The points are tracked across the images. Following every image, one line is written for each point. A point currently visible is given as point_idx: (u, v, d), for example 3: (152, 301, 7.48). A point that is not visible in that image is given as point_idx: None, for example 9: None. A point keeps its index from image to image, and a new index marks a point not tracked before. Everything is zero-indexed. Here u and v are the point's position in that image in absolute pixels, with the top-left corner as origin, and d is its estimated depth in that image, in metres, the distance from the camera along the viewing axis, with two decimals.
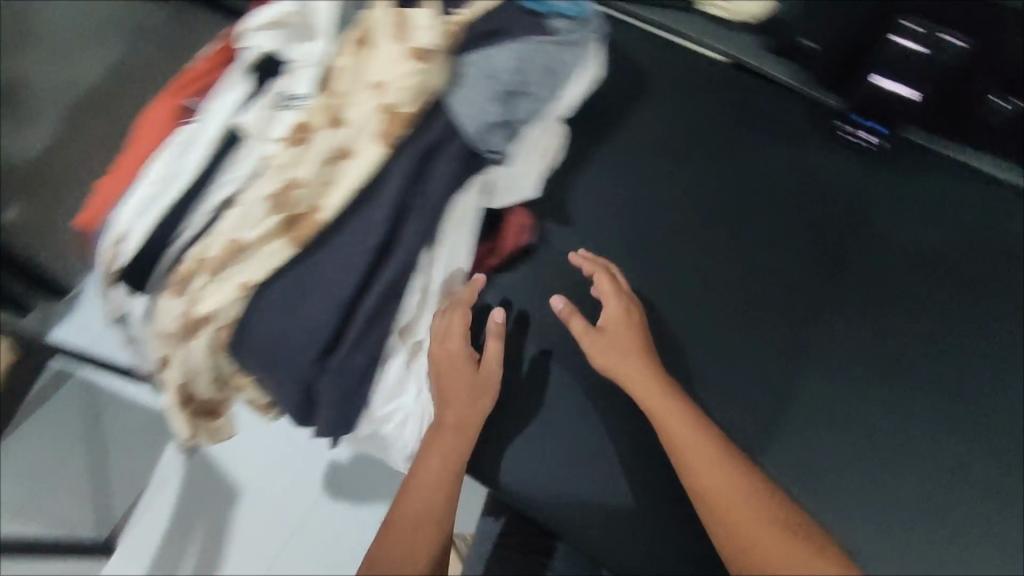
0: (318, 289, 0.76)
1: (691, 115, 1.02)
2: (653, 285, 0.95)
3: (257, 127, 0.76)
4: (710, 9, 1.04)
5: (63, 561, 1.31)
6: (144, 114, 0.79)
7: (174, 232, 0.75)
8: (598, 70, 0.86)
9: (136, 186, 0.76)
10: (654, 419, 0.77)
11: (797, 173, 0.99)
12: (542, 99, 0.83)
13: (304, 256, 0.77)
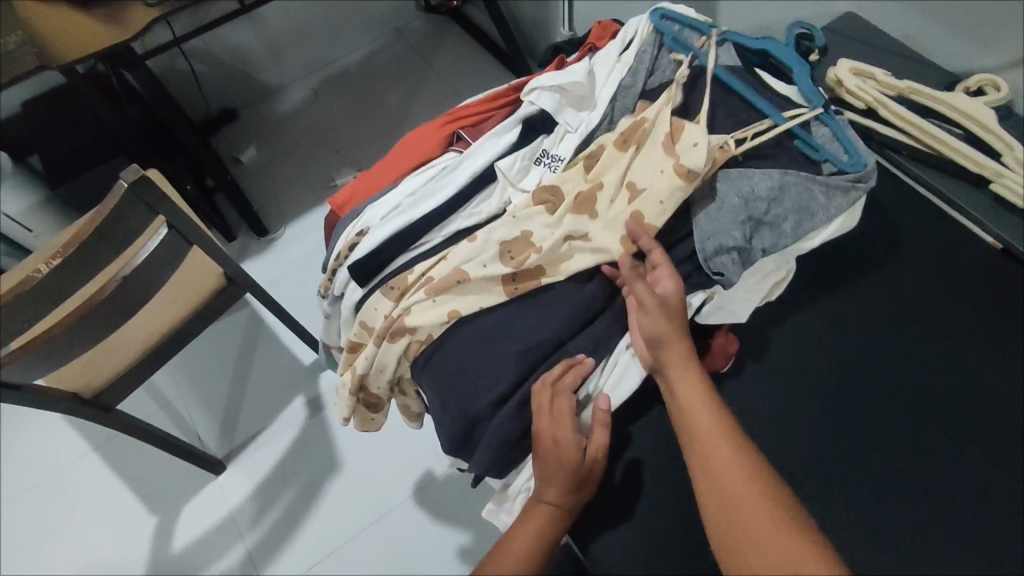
0: (515, 344, 0.70)
1: (936, 273, 0.86)
2: (852, 452, 0.80)
3: (512, 174, 0.73)
4: (1001, 191, 0.81)
5: (183, 463, 1.41)
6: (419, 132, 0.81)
7: (406, 247, 0.73)
8: (854, 220, 0.73)
9: (390, 193, 0.76)
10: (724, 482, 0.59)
11: None
12: (784, 233, 0.71)
13: (512, 305, 0.71)
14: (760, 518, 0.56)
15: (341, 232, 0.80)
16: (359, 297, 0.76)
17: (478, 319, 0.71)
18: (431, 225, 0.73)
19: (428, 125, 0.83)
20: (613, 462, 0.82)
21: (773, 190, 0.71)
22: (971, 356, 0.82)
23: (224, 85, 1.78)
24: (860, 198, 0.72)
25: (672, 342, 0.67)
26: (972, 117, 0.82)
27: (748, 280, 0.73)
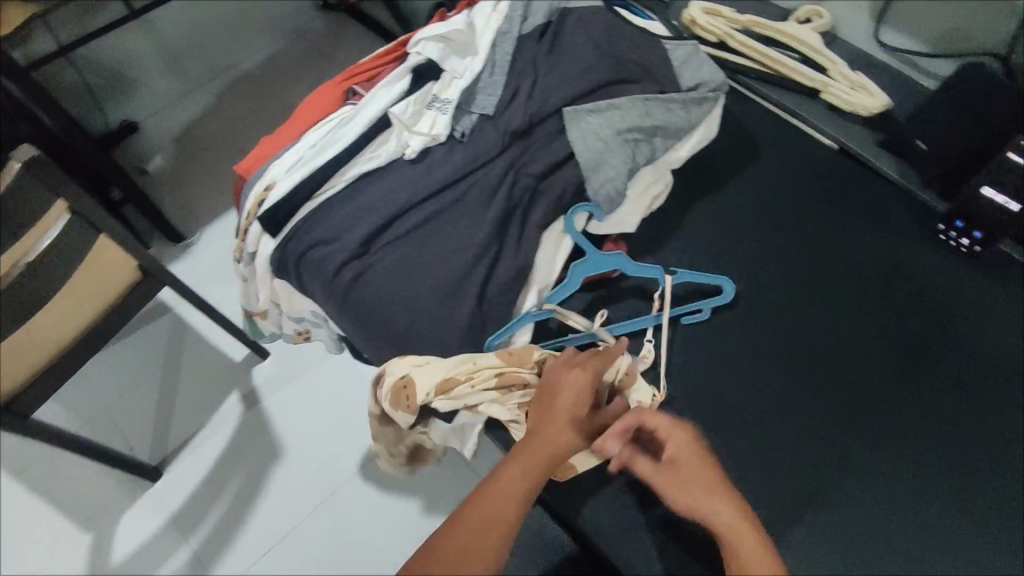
0: (424, 272, 0.75)
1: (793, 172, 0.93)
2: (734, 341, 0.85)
3: (405, 119, 0.79)
4: (829, 98, 0.92)
5: (112, 476, 1.36)
6: (317, 93, 0.85)
7: (313, 195, 0.78)
8: (712, 131, 0.84)
9: (292, 148, 0.80)
10: None
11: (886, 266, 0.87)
12: (657, 148, 0.83)
13: (415, 235, 0.76)
14: None
15: (250, 193, 0.82)
16: (272, 249, 0.79)
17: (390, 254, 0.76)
18: (334, 170, 0.78)
19: (325, 87, 0.87)
20: None
21: (638, 108, 0.80)
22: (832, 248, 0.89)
23: (121, 94, 1.73)
24: (714, 108, 0.84)
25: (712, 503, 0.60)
26: (801, 41, 0.94)
27: (633, 193, 0.82)
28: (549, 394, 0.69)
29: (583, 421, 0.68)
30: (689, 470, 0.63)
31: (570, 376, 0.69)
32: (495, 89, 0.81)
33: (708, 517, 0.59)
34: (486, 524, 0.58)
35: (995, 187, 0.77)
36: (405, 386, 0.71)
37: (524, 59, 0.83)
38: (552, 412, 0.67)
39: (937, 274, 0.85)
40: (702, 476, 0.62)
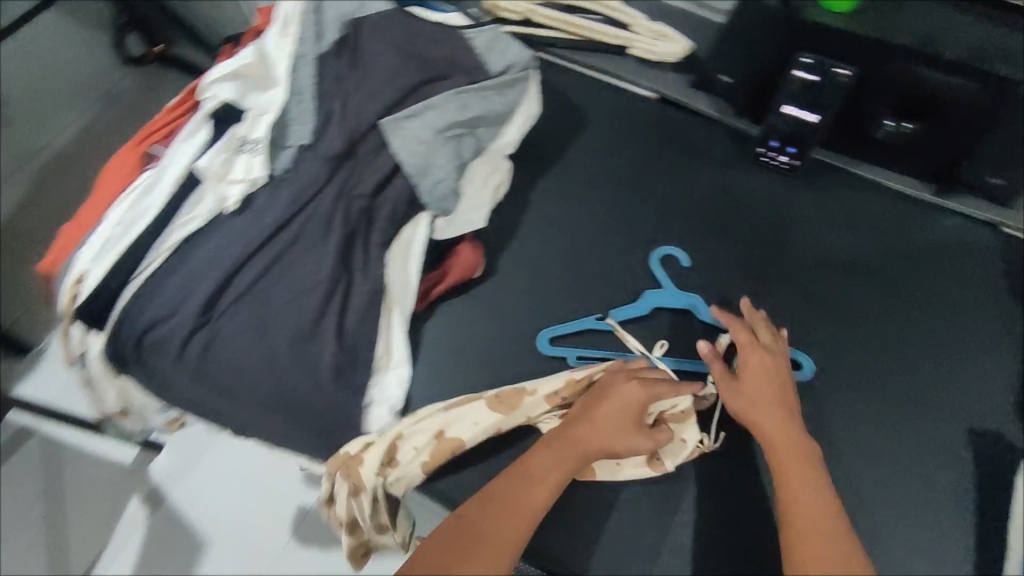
0: (273, 324, 0.70)
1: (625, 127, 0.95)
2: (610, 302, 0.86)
3: (213, 169, 0.73)
4: (635, 51, 0.97)
5: None
6: (112, 163, 0.77)
7: (130, 275, 0.70)
8: (535, 107, 0.84)
9: (96, 231, 0.72)
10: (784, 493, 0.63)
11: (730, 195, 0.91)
12: (484, 137, 0.81)
13: (255, 288, 0.71)
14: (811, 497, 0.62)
15: (61, 291, 0.74)
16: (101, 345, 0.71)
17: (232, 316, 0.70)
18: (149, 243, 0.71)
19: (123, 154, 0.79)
20: None
21: (453, 102, 0.78)
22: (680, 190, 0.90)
23: None
24: (528, 82, 0.83)
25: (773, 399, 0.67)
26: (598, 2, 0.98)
27: (472, 188, 0.81)
28: (598, 402, 0.68)
29: (639, 431, 0.66)
30: (761, 388, 0.68)
31: (629, 385, 0.68)
32: (306, 116, 0.77)
33: (755, 412, 0.67)
34: (506, 514, 0.62)
35: (794, 104, 0.85)
36: (393, 445, 0.68)
37: (327, 78, 0.79)
38: (596, 420, 0.67)
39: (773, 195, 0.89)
40: (763, 411, 0.67)
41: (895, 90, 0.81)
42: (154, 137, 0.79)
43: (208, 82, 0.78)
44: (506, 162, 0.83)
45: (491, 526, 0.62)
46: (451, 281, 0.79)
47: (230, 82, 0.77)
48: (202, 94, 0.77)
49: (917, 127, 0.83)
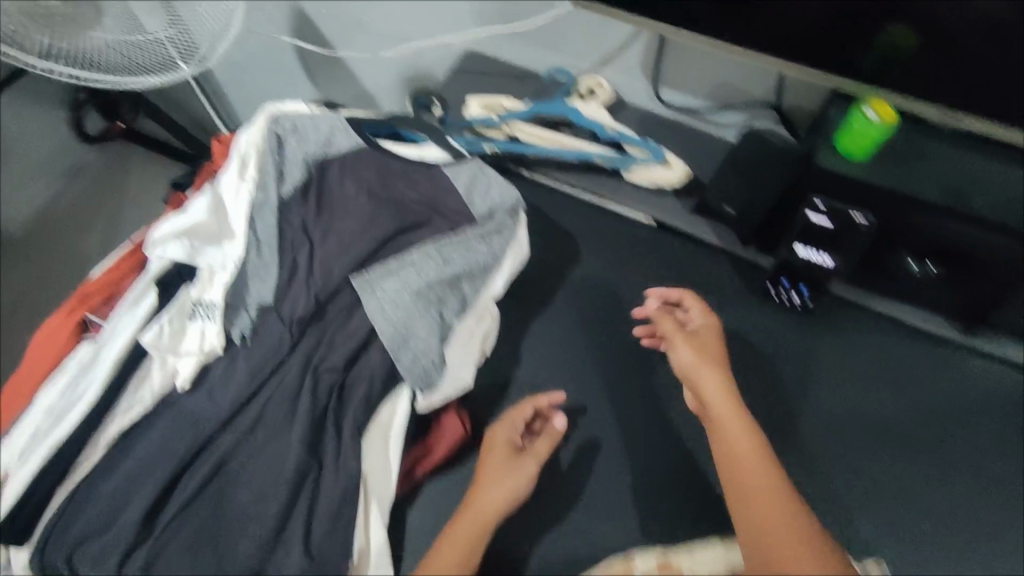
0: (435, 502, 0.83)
1: (866, 403, 0.90)
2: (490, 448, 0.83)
3: (396, 260, 0.85)
4: (911, 314, 0.94)
5: None
6: (464, 315, 0.85)
7: (428, 386, 0.80)
8: (481, 279, 0.88)
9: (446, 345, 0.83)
10: (738, 489, 0.69)
11: (978, 560, 0.81)
12: (471, 278, 0.86)
13: (435, 417, 0.85)
14: (772, 490, 0.67)
15: (354, 410, 0.79)
16: (394, 460, 0.79)
17: (393, 448, 0.79)
18: (434, 369, 0.80)
19: (466, 302, 0.86)
20: (439, 485, 0.84)
21: (449, 275, 0.84)
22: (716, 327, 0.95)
23: None
24: (495, 256, 0.88)
25: (717, 396, 0.76)
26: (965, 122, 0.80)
27: (464, 313, 0.85)
28: (483, 465, 0.81)
29: (517, 468, 0.79)
30: (702, 383, 0.78)
31: (510, 466, 0.79)
32: (478, 279, 0.87)
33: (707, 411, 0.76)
34: None
35: (807, 245, 0.89)
36: None
37: (477, 269, 0.87)
38: (484, 465, 0.81)
39: (800, 332, 0.94)
40: (738, 458, 0.71)
41: (915, 240, 0.85)
42: (472, 286, 0.87)
43: (474, 278, 0.87)
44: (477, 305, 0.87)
45: None
46: (434, 449, 0.84)
47: (487, 281, 0.88)
48: (473, 306, 0.86)
49: (941, 270, 0.86)
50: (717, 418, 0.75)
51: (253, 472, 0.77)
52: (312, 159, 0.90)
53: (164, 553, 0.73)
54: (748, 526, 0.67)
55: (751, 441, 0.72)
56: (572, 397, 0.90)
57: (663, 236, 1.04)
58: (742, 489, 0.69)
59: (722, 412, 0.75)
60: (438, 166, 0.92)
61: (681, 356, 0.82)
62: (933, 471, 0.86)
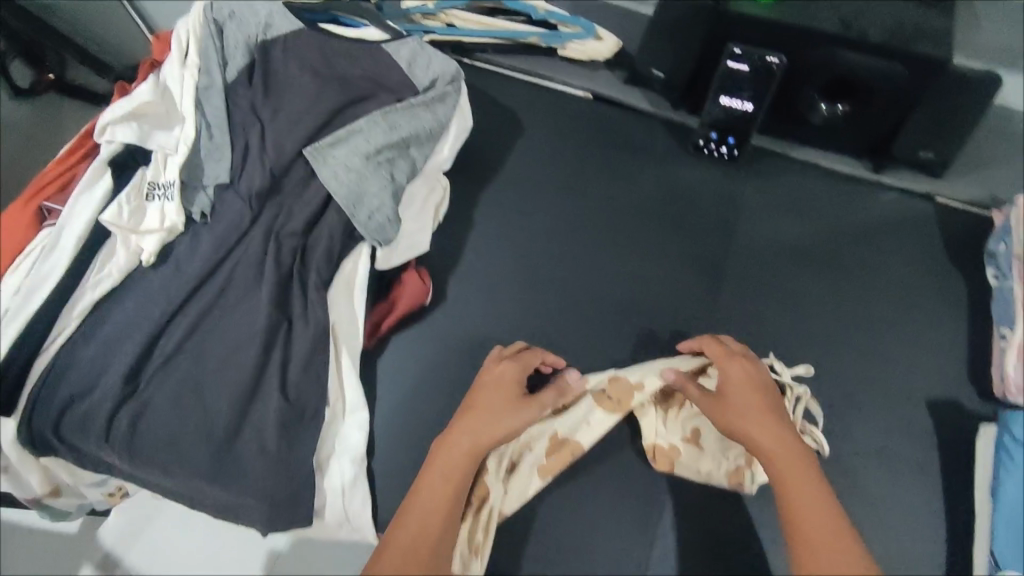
0: (403, 352, 0.89)
1: (791, 238, 0.99)
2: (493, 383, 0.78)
3: (346, 129, 0.88)
4: (827, 157, 1.03)
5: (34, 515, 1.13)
6: (415, 179, 0.92)
7: (385, 241, 0.86)
8: (429, 145, 0.93)
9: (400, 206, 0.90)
10: (786, 514, 0.66)
11: (892, 357, 0.91)
12: (418, 144, 0.91)
13: (395, 275, 0.91)
14: (818, 506, 0.66)
15: (316, 267, 0.84)
16: (360, 308, 0.85)
17: (357, 298, 0.85)
18: (390, 225, 0.86)
19: (416, 168, 0.91)
20: (406, 338, 0.90)
21: (399, 140, 0.89)
22: (653, 184, 1.02)
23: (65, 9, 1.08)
24: (441, 123, 0.93)
25: (763, 418, 0.73)
26: None
27: (415, 179, 0.92)
28: (482, 391, 0.78)
29: (519, 409, 0.76)
30: (738, 403, 0.74)
31: (512, 407, 0.76)
32: (426, 145, 0.92)
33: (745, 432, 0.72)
34: (407, 511, 0.69)
35: (728, 94, 0.96)
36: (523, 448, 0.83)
37: (422, 135, 0.91)
38: (478, 399, 0.77)
39: (730, 182, 1.02)
40: (787, 477, 0.68)
41: (821, 78, 0.93)
42: (420, 152, 0.92)
43: (423, 145, 0.92)
44: (427, 171, 0.93)
45: (416, 522, 0.68)
46: (396, 302, 0.89)
47: (434, 148, 0.94)
48: (423, 171, 0.93)
49: (845, 107, 0.95)
50: (760, 440, 0.71)
51: (226, 330, 0.82)
52: (254, 43, 0.92)
53: (151, 405, 0.78)
54: (798, 541, 0.64)
55: (798, 455, 0.70)
56: (525, 255, 0.97)
57: (601, 108, 1.08)
58: (790, 516, 0.66)
59: (765, 431, 0.72)
60: (377, 44, 0.95)
61: (729, 374, 0.77)
62: (852, 289, 0.95)
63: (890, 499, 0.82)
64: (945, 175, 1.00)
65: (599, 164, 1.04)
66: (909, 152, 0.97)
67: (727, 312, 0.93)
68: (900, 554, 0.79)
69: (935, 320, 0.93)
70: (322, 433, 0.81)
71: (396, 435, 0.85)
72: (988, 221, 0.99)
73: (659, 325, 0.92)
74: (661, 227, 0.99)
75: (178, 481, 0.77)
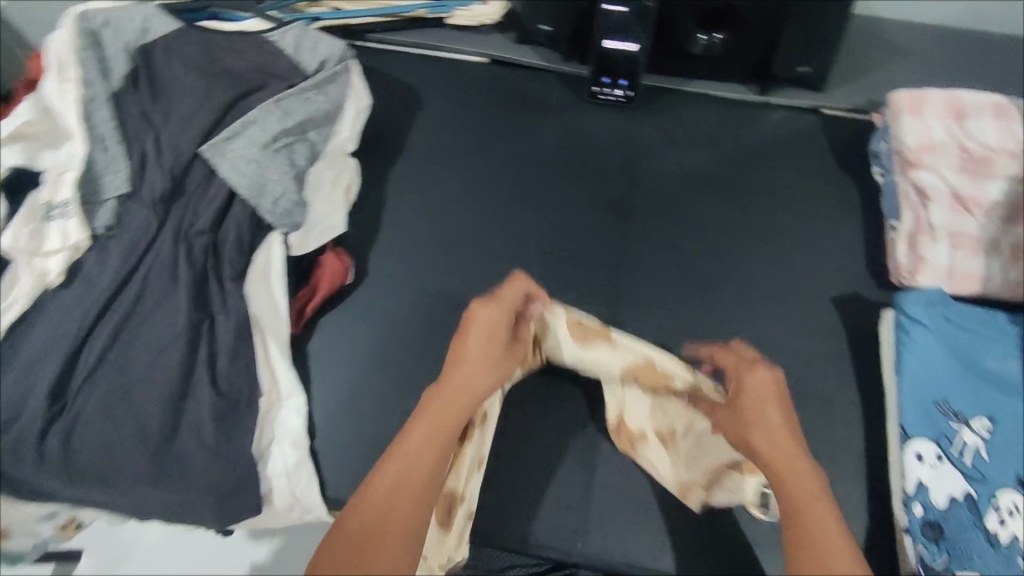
0: (334, 332, 0.91)
1: (693, 167, 1.03)
2: (485, 327, 0.74)
3: (240, 122, 0.88)
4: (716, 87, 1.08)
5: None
6: (318, 161, 0.93)
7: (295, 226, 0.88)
8: (326, 127, 0.94)
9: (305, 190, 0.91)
10: (784, 501, 0.63)
11: (798, 263, 0.96)
12: (315, 127, 0.92)
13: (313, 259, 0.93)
14: (815, 498, 0.62)
15: (230, 260, 0.85)
16: (280, 294, 0.86)
17: (274, 285, 0.86)
18: (297, 210, 0.88)
19: (317, 150, 0.93)
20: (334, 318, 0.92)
21: (294, 126, 0.90)
22: (557, 136, 1.05)
23: None
24: (336, 104, 0.94)
25: (775, 417, 0.68)
26: None
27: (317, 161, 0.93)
28: (470, 334, 0.74)
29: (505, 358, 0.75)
30: (753, 405, 0.69)
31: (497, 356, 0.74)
32: (323, 127, 0.93)
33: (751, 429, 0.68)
34: (383, 479, 0.62)
35: (611, 37, 0.99)
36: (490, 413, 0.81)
37: (318, 117, 0.92)
38: (466, 343, 0.73)
39: (629, 123, 1.06)
40: (791, 472, 0.64)
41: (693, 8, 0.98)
42: (319, 134, 0.93)
43: (320, 127, 0.93)
44: (329, 153, 0.94)
45: (390, 493, 0.61)
46: (316, 285, 0.91)
47: (333, 130, 0.95)
48: (325, 154, 0.94)
49: (723, 35, 1.00)
50: (773, 438, 0.66)
51: (147, 335, 0.82)
52: (134, 48, 0.90)
53: (79, 420, 0.78)
54: (793, 539, 0.60)
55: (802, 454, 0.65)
56: (441, 222, 0.99)
57: (498, 70, 1.11)
58: (785, 502, 0.62)
59: (773, 428, 0.67)
60: (260, 35, 0.95)
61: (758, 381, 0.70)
62: (754, 206, 1.00)
63: (811, 393, 0.88)
64: (825, 89, 1.06)
65: (502, 125, 1.06)
66: (788, 70, 1.03)
67: (641, 246, 0.97)
68: (824, 441, 0.85)
69: (834, 223, 0.99)
70: (259, 421, 0.82)
71: (336, 411, 0.87)
72: (870, 125, 1.05)
73: (578, 268, 0.96)
74: (569, 176, 1.02)
75: (120, 491, 0.77)
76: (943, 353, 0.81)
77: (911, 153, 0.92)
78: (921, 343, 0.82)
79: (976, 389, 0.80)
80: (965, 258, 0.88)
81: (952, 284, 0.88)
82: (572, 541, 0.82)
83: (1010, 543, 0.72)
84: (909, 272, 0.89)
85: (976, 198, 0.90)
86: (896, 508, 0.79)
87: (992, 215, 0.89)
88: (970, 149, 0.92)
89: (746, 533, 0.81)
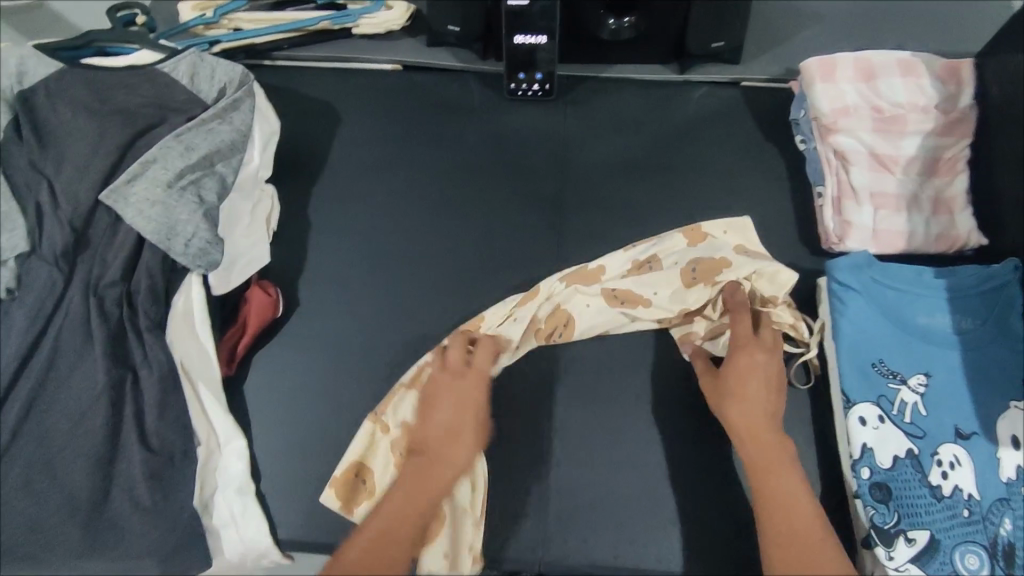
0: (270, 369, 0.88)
1: (621, 154, 1.02)
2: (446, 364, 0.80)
3: (139, 163, 0.83)
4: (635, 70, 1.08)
5: None
6: (230, 192, 0.88)
7: (215, 265, 0.84)
8: (236, 156, 0.89)
9: (220, 225, 0.86)
10: (758, 484, 0.71)
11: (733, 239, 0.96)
12: (223, 157, 0.88)
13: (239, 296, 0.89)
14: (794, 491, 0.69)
15: (147, 309, 0.81)
16: (206, 337, 0.83)
17: (200, 329, 0.83)
18: (214, 247, 0.84)
19: (229, 181, 0.88)
20: (269, 354, 0.89)
21: (200, 159, 0.85)
22: (482, 137, 1.03)
23: None
24: (242, 130, 0.90)
25: (753, 401, 0.75)
26: None
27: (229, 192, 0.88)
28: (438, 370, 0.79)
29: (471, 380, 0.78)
30: (736, 383, 0.77)
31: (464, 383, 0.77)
32: (232, 156, 0.89)
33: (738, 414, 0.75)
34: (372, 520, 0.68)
35: (520, 32, 0.98)
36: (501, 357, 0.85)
37: (224, 146, 0.88)
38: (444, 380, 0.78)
39: (553, 116, 1.04)
40: (771, 466, 0.71)
41: None
42: (228, 164, 0.88)
43: (229, 156, 0.89)
44: (241, 182, 0.90)
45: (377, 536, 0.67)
46: (245, 322, 0.88)
47: (243, 157, 0.90)
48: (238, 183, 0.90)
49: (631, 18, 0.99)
50: (755, 422, 0.74)
51: (66, 400, 0.77)
52: (12, 95, 0.84)
53: (2, 499, 0.74)
54: (768, 522, 0.68)
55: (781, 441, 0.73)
56: (371, 239, 0.96)
57: (413, 76, 1.07)
58: (758, 487, 0.71)
59: (745, 407, 0.75)
60: (152, 67, 0.90)
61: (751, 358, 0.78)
62: (685, 186, 1.00)
63: None
64: (740, 61, 1.06)
65: (423, 132, 1.03)
66: (703, 47, 1.02)
67: (576, 240, 0.96)
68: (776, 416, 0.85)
69: (764, 195, 0.99)
70: (200, 472, 0.79)
71: (282, 450, 0.84)
72: (789, 92, 1.05)
73: (515, 269, 0.94)
74: (496, 177, 1.00)
75: (57, 565, 0.74)
76: (876, 315, 0.83)
77: (828, 119, 0.92)
78: (854, 308, 0.83)
79: (909, 348, 0.81)
80: (889, 218, 0.90)
81: (879, 244, 0.89)
82: (536, 549, 0.81)
83: (954, 494, 0.74)
84: (837, 237, 0.90)
85: (892, 156, 0.91)
86: (846, 473, 0.80)
87: (910, 171, 0.91)
88: (884, 109, 0.93)
89: (708, 511, 0.81)
